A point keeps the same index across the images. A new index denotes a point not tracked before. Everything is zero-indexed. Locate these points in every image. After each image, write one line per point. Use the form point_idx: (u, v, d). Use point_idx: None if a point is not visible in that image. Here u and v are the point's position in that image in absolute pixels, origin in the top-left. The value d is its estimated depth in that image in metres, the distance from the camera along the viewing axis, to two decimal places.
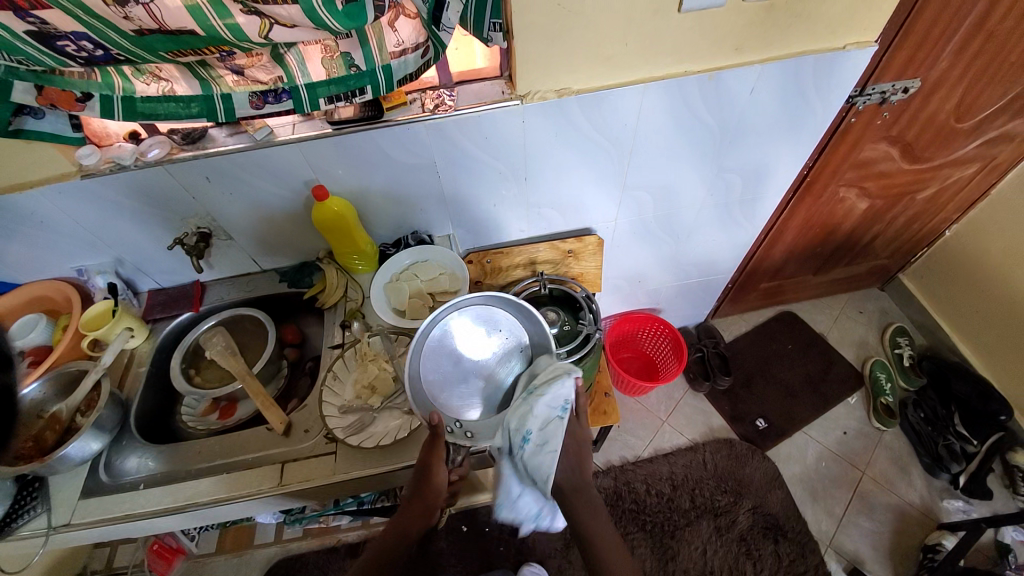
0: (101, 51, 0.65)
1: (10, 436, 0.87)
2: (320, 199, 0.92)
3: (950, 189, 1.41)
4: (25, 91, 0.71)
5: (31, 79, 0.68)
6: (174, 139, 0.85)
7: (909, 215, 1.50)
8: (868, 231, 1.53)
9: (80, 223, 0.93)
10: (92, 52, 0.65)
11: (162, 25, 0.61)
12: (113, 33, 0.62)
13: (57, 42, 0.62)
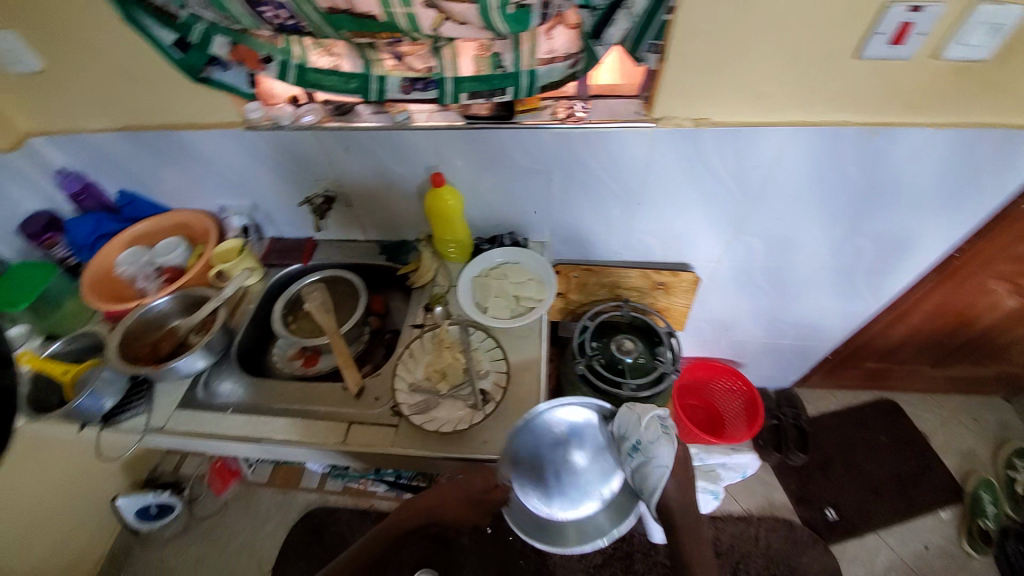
0: (293, 21, 0.73)
1: (136, 338, 0.99)
2: (437, 186, 0.96)
3: None
4: (221, 46, 0.81)
5: (230, 36, 0.78)
6: (327, 109, 0.94)
7: None
8: (1011, 333, 1.32)
9: (231, 168, 1.05)
10: (285, 21, 0.73)
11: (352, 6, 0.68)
12: (309, 8, 0.69)
13: (261, 8, 0.71)
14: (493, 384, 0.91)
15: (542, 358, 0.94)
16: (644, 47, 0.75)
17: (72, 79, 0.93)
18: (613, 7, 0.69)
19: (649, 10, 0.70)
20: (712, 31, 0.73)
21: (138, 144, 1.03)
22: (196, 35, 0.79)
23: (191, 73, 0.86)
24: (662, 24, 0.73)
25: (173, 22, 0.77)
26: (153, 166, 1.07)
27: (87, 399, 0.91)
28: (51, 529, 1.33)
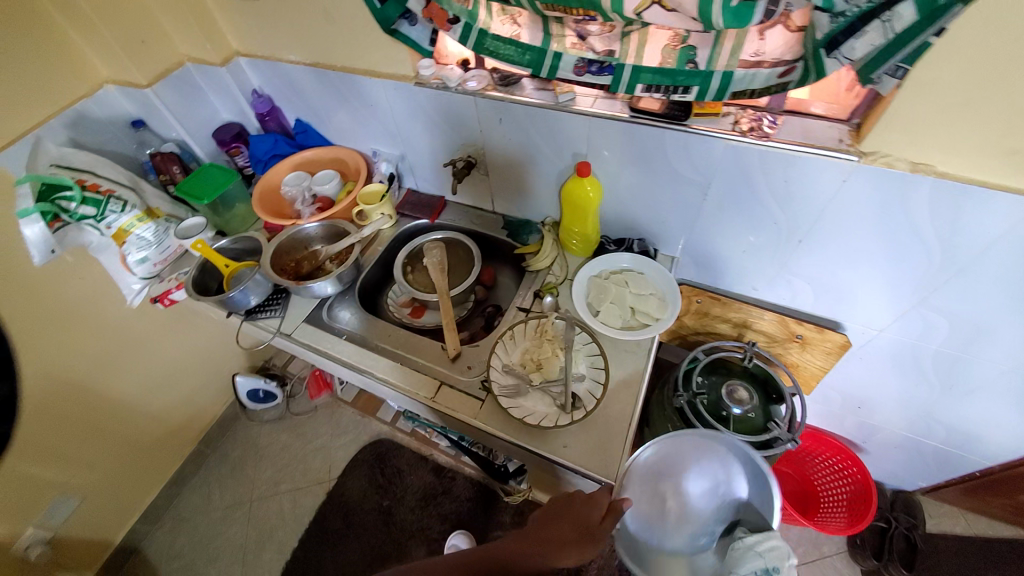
0: None
1: (284, 253, 1.12)
2: (580, 175, 0.92)
3: None
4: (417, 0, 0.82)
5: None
6: (493, 77, 0.94)
7: None
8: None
9: (392, 117, 1.10)
10: None
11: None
12: None
13: None
14: (586, 391, 0.87)
15: (642, 380, 0.88)
16: (888, 67, 0.60)
17: (283, 13, 1.02)
18: (868, 15, 0.56)
19: (914, 27, 0.55)
20: (981, 61, 0.58)
21: (321, 80, 1.12)
22: None
23: (383, 23, 0.88)
24: (925, 45, 0.58)
25: None
26: (327, 101, 1.17)
27: (234, 296, 1.05)
28: (181, 384, 1.62)
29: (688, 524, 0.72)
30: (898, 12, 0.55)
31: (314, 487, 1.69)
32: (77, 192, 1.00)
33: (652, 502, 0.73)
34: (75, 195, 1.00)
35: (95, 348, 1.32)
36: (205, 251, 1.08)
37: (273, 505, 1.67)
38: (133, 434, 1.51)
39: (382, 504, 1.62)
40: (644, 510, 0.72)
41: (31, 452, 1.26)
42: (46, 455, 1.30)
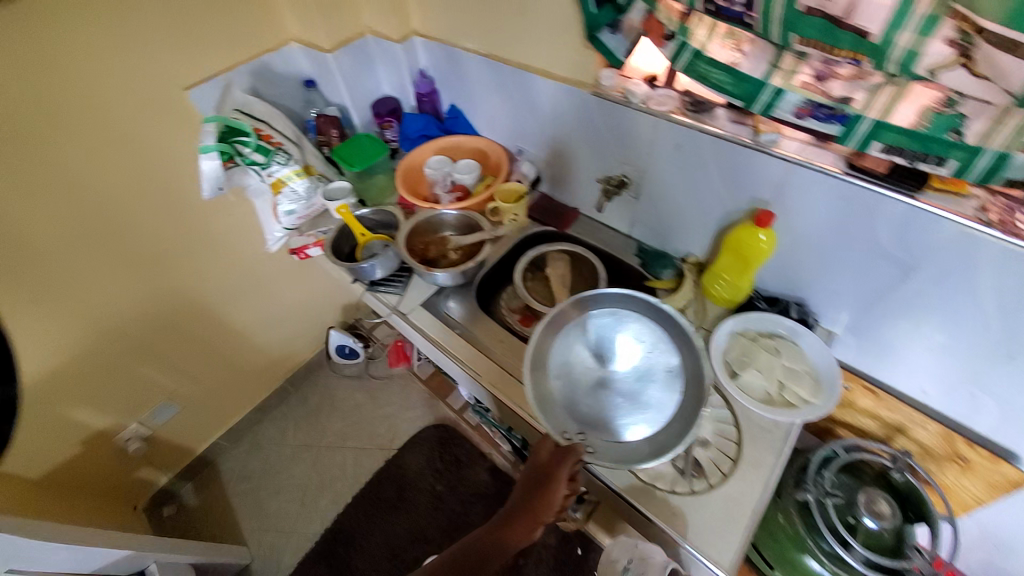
0: (739, 7, 0.63)
1: (417, 234, 1.13)
2: (758, 223, 0.82)
3: None
4: (639, 11, 0.76)
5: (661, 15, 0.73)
6: (684, 100, 0.86)
7: None
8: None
9: (552, 120, 1.06)
10: (732, 5, 0.63)
11: (841, 15, 0.56)
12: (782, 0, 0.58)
13: None
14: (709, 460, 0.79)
15: (776, 466, 0.78)
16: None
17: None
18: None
19: None
20: None
21: (490, 71, 1.10)
22: None
23: (588, 27, 0.83)
24: None
25: None
26: (489, 92, 1.16)
27: (363, 267, 1.07)
28: (284, 325, 1.72)
29: (621, 384, 0.83)
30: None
31: (376, 452, 1.74)
32: (253, 140, 1.06)
33: (597, 418, 0.81)
34: (252, 143, 1.06)
35: (225, 277, 1.44)
36: (347, 216, 1.13)
37: (336, 458, 1.74)
38: (236, 361, 1.63)
39: (435, 488, 1.64)
40: (578, 401, 0.82)
41: (157, 356, 1.40)
42: (167, 361, 1.43)
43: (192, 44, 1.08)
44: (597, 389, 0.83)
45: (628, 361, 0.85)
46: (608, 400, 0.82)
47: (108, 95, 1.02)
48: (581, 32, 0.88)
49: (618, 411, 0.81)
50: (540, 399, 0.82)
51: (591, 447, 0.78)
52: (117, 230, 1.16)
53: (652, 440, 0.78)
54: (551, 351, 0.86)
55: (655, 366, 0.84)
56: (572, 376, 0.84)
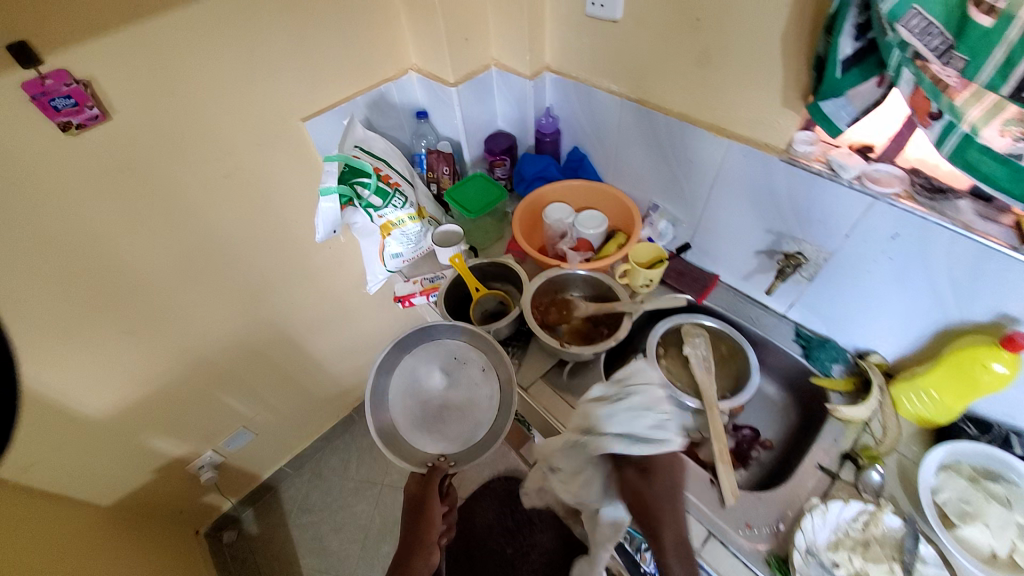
0: None
1: (539, 295, 1.00)
2: (1004, 346, 0.67)
3: None
4: (906, 82, 0.59)
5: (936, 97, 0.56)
6: (913, 181, 0.71)
7: None
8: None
9: (709, 182, 0.93)
10: None
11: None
12: None
13: None
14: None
15: None
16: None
17: (636, 39, 0.88)
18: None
19: None
20: None
21: (638, 120, 0.97)
22: (889, 59, 0.59)
23: (817, 86, 0.67)
24: None
25: (875, 31, 0.58)
26: (630, 140, 1.02)
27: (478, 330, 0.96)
28: (360, 354, 1.64)
29: (453, 399, 0.90)
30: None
31: None
32: (373, 182, 0.97)
33: (445, 433, 0.87)
34: (371, 185, 0.97)
35: (313, 307, 1.37)
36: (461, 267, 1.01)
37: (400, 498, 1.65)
38: (311, 390, 1.56)
39: (505, 551, 1.51)
40: (440, 430, 0.87)
41: (237, 385, 1.33)
42: (248, 390, 1.37)
43: (315, 72, 1.00)
44: (434, 395, 0.91)
45: (461, 378, 0.92)
46: (435, 407, 0.89)
47: (228, 125, 0.94)
48: (786, 93, 0.74)
49: (437, 404, 0.90)
50: (413, 451, 0.86)
51: (452, 461, 0.85)
52: (219, 261, 1.10)
53: (475, 430, 0.86)
54: (401, 392, 0.91)
55: (459, 372, 0.93)
56: (426, 405, 0.90)
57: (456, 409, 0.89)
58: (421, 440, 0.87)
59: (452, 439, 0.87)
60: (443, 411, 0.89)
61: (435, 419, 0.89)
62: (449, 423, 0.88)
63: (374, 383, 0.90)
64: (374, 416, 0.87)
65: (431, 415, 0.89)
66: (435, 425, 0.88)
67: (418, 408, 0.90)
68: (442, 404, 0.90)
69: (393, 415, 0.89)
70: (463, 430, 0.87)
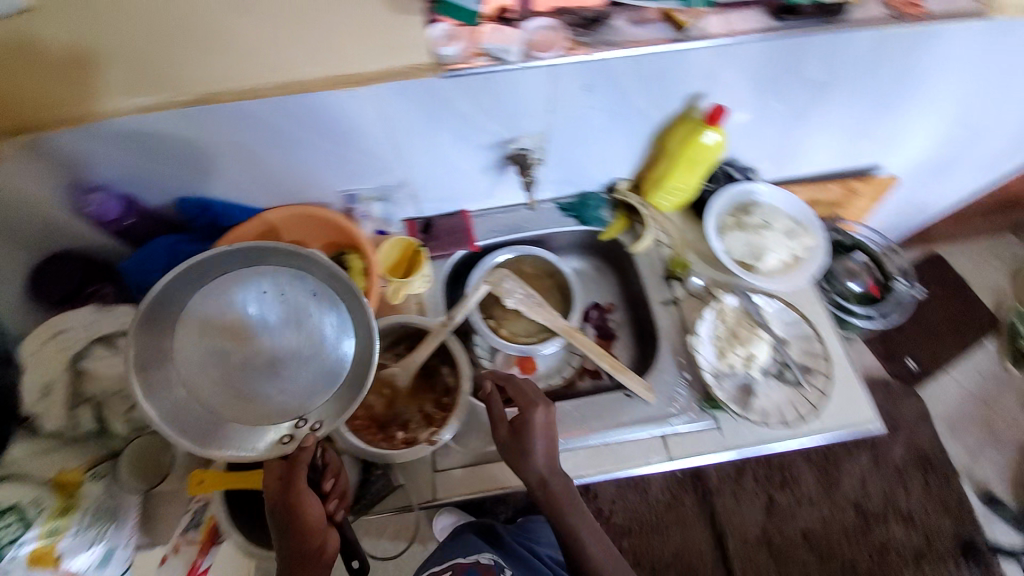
0: None
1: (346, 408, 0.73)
2: (712, 120, 0.72)
3: None
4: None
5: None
6: (568, 29, 0.61)
7: None
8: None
9: (388, 137, 0.70)
10: None
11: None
12: None
13: None
14: (801, 352, 0.78)
15: (830, 314, 0.83)
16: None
17: None
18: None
19: None
20: None
21: (237, 119, 0.63)
22: None
23: None
24: None
25: None
26: (248, 145, 0.68)
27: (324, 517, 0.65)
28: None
29: (268, 344, 0.60)
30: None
31: None
32: None
33: (292, 391, 0.60)
34: None
35: None
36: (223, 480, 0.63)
37: None
38: None
39: None
40: (281, 391, 0.60)
41: None
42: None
43: None
44: (237, 359, 0.59)
45: (275, 326, 0.60)
46: (262, 365, 0.60)
47: None
48: None
49: (268, 355, 0.60)
50: (252, 431, 0.57)
51: (315, 423, 0.59)
52: None
53: (335, 359, 0.61)
54: (196, 359, 0.57)
55: (243, 304, 0.59)
56: (241, 365, 0.59)
57: (296, 350, 0.61)
58: (259, 412, 0.58)
59: (304, 390, 0.60)
60: (276, 363, 0.60)
61: (274, 377, 0.60)
62: (291, 372, 0.60)
63: (134, 360, 0.53)
64: (167, 418, 0.54)
65: (261, 372, 0.59)
66: (277, 386, 0.60)
67: (228, 378, 0.59)
68: (265, 353, 0.60)
69: (194, 402, 0.57)
70: (311, 368, 0.61)
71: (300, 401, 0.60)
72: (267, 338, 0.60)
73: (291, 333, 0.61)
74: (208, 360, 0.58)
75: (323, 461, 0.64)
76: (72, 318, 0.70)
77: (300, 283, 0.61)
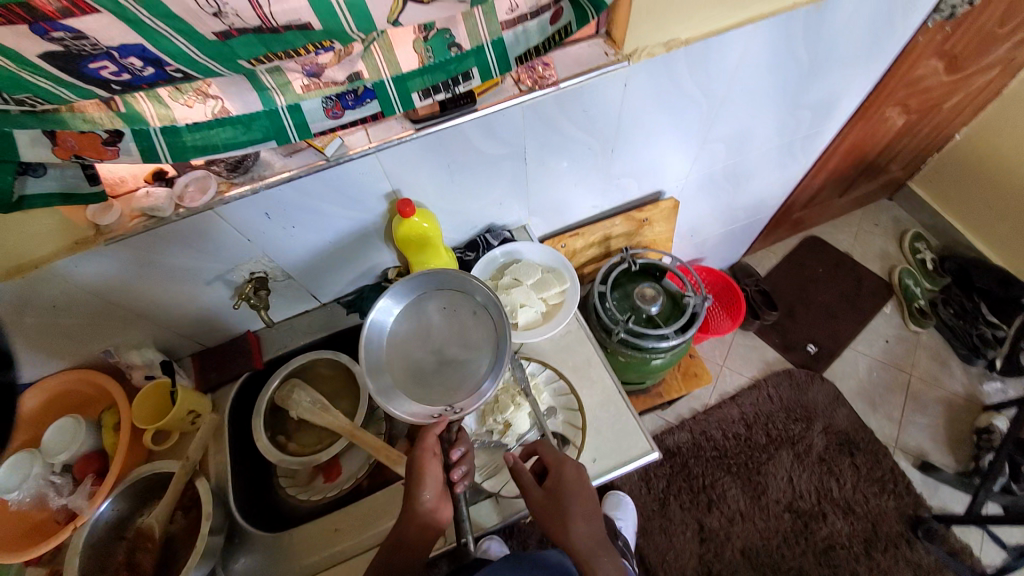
0: (152, 70, 0.44)
1: (99, 572, 0.67)
2: (406, 215, 0.76)
3: (950, 118, 1.52)
4: (34, 143, 0.50)
5: (29, 123, 0.48)
6: (218, 171, 0.66)
7: (924, 134, 1.58)
8: (906, 134, 1.53)
9: (105, 301, 0.73)
10: (140, 72, 0.44)
11: (265, 21, 0.41)
12: (184, 43, 0.42)
13: (89, 65, 0.42)
14: (564, 423, 0.79)
15: (599, 352, 0.85)
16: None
17: None
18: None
19: None
20: None
21: None
22: None
23: None
24: None
25: None
26: None
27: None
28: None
29: (449, 345, 0.75)
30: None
31: None
32: None
33: (449, 385, 0.72)
34: None
35: None
36: None
37: None
38: None
39: None
40: (441, 385, 0.72)
41: None
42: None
43: None
44: (439, 352, 0.74)
45: (487, 325, 0.75)
46: (435, 362, 0.74)
47: None
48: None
49: (430, 352, 0.75)
50: (408, 408, 0.70)
51: (455, 407, 0.69)
52: None
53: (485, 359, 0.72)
54: (391, 355, 0.74)
55: (461, 307, 0.77)
56: (411, 357, 0.74)
57: (456, 352, 0.74)
58: (414, 398, 0.71)
59: (457, 380, 0.72)
60: (441, 360, 0.74)
61: (434, 374, 0.73)
62: (455, 370, 0.73)
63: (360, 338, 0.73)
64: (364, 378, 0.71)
65: (424, 367, 0.74)
66: (439, 379, 0.72)
67: (397, 370, 0.73)
68: (427, 351, 0.75)
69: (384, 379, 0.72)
70: (461, 365, 0.73)
71: (448, 393, 0.72)
72: (430, 334, 0.76)
73: (451, 338, 0.75)
74: (391, 348, 0.75)
75: (455, 433, 0.71)
76: None
77: (470, 294, 0.77)
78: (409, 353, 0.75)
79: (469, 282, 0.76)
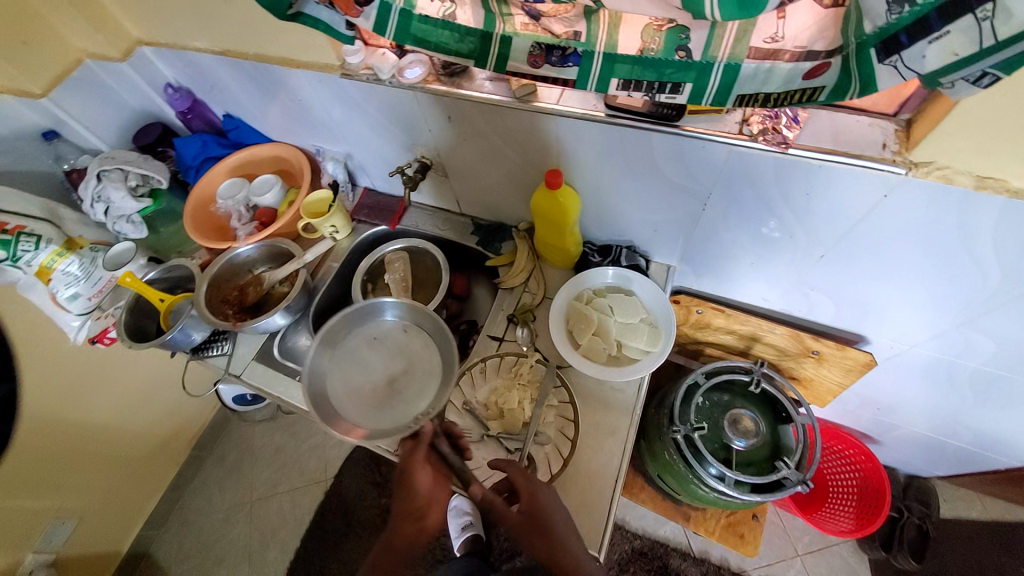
0: None
1: (225, 280, 0.97)
2: (551, 186, 0.74)
3: None
4: None
5: None
6: (434, 64, 0.76)
7: None
8: None
9: (330, 116, 0.93)
10: None
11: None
12: None
13: None
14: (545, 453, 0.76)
15: (631, 429, 0.77)
16: (969, 73, 0.39)
17: (176, 5, 0.83)
18: (954, 5, 0.35)
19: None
20: None
21: (237, 72, 0.91)
22: None
23: (276, 9, 0.62)
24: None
25: None
26: (249, 93, 0.97)
27: (180, 329, 0.89)
28: (148, 404, 1.41)
29: (397, 371, 0.79)
30: (1009, 4, 0.34)
31: (313, 488, 1.56)
32: None
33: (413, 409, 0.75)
34: None
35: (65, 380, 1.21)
36: (137, 283, 0.92)
37: (273, 506, 1.55)
38: (137, 450, 1.41)
39: (381, 503, 1.52)
40: (398, 403, 0.76)
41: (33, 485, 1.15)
42: (44, 483, 1.17)
43: None
44: (391, 385, 0.78)
45: (420, 338, 0.82)
46: (399, 391, 0.77)
47: None
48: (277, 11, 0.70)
49: (388, 374, 0.79)
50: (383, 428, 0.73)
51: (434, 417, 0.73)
52: None
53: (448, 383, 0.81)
54: (331, 346, 0.81)
55: (407, 336, 0.82)
56: (365, 387, 0.77)
57: (415, 390, 0.77)
58: (377, 423, 0.74)
59: (421, 399, 0.76)
60: (396, 389, 0.78)
61: (397, 402, 0.76)
62: (408, 402, 0.76)
63: (334, 335, 0.79)
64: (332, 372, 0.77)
65: (385, 392, 0.77)
66: (403, 406, 0.75)
67: (350, 399, 0.76)
68: (391, 374, 0.79)
69: (341, 387, 0.77)
70: (424, 394, 0.77)
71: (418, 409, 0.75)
72: (381, 355, 0.81)
73: (408, 366, 0.80)
74: (349, 362, 0.79)
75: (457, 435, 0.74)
76: (126, 154, 1.03)
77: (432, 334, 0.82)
78: (360, 374, 0.79)
79: (388, 301, 0.83)
